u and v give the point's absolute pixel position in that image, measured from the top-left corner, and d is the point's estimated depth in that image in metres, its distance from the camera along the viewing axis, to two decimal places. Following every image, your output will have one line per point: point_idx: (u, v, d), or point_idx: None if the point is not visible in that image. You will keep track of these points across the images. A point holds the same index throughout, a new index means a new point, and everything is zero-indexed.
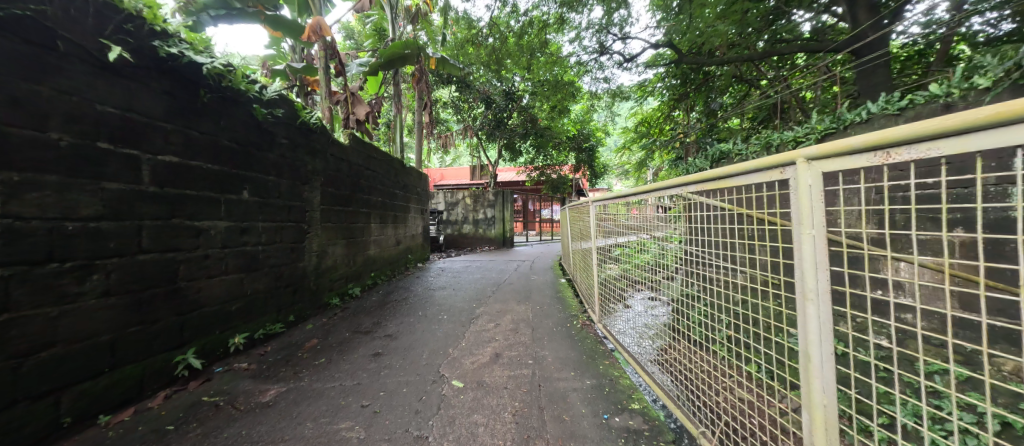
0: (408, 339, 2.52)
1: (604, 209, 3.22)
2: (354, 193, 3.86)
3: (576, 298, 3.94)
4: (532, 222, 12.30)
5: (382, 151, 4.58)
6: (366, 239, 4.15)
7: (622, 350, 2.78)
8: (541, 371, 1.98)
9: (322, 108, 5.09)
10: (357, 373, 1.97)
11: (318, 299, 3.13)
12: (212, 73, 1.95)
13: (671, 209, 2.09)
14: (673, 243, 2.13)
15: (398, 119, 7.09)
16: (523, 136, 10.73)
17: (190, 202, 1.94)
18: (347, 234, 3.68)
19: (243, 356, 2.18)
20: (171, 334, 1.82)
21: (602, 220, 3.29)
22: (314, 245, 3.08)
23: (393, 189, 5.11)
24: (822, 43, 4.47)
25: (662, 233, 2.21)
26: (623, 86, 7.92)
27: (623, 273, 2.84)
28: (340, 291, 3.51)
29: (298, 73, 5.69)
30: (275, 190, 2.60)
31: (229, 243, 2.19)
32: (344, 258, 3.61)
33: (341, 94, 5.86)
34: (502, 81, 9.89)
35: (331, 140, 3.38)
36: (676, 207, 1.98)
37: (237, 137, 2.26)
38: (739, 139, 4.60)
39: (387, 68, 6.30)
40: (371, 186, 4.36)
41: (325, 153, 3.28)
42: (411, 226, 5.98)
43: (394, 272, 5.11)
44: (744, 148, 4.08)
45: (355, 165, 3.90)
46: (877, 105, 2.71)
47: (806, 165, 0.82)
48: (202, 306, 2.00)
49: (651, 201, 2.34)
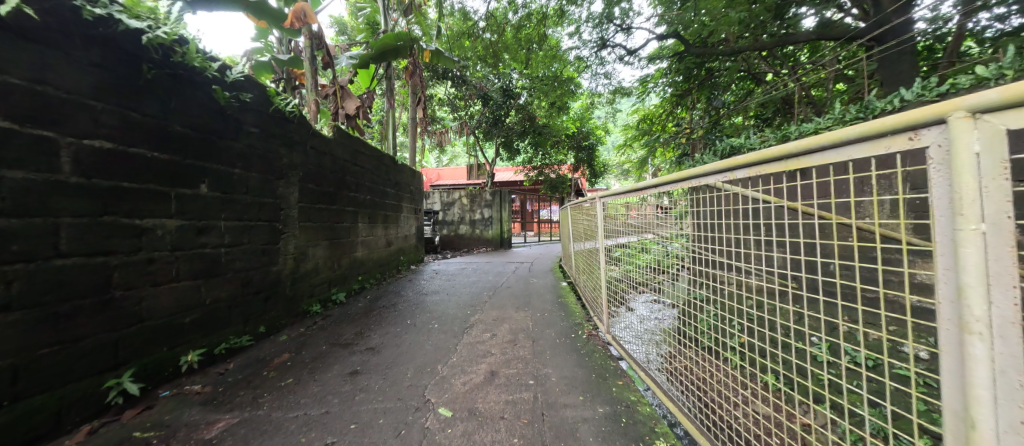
0: (392, 354, 2.22)
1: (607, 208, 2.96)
2: (339, 190, 3.56)
3: (579, 303, 3.66)
4: (530, 222, 12.01)
5: (370, 146, 4.28)
6: (352, 239, 3.86)
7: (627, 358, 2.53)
8: (544, 394, 1.68)
9: (309, 101, 4.79)
10: (327, 399, 1.67)
11: (296, 306, 2.82)
12: (153, 43, 1.66)
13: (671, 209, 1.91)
14: (675, 243, 1.94)
15: (391, 115, 6.80)
16: (521, 135, 10.46)
17: (130, 196, 1.64)
18: (330, 235, 3.38)
19: (198, 377, 1.88)
20: (103, 354, 1.53)
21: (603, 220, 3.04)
22: (290, 247, 2.78)
23: (383, 187, 4.82)
24: (837, 32, 4.22)
25: (662, 233, 2.01)
26: (625, 82, 7.67)
27: (623, 275, 2.59)
28: (321, 297, 3.21)
29: (284, 65, 5.39)
30: (242, 185, 2.31)
31: (182, 245, 1.89)
32: (326, 261, 3.31)
33: (329, 87, 5.55)
34: (499, 77, 9.60)
35: (312, 131, 3.09)
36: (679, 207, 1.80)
37: (193, 122, 1.96)
38: (751, 134, 4.33)
39: (379, 61, 6.01)
40: (359, 183, 4.06)
41: (304, 146, 2.98)
42: (403, 227, 5.67)
43: (385, 275, 4.81)
44: (758, 142, 3.81)
45: (340, 160, 3.60)
46: (913, 91, 2.44)
47: (972, 123, 0.55)
48: (145, 320, 1.70)
49: (648, 199, 2.16)
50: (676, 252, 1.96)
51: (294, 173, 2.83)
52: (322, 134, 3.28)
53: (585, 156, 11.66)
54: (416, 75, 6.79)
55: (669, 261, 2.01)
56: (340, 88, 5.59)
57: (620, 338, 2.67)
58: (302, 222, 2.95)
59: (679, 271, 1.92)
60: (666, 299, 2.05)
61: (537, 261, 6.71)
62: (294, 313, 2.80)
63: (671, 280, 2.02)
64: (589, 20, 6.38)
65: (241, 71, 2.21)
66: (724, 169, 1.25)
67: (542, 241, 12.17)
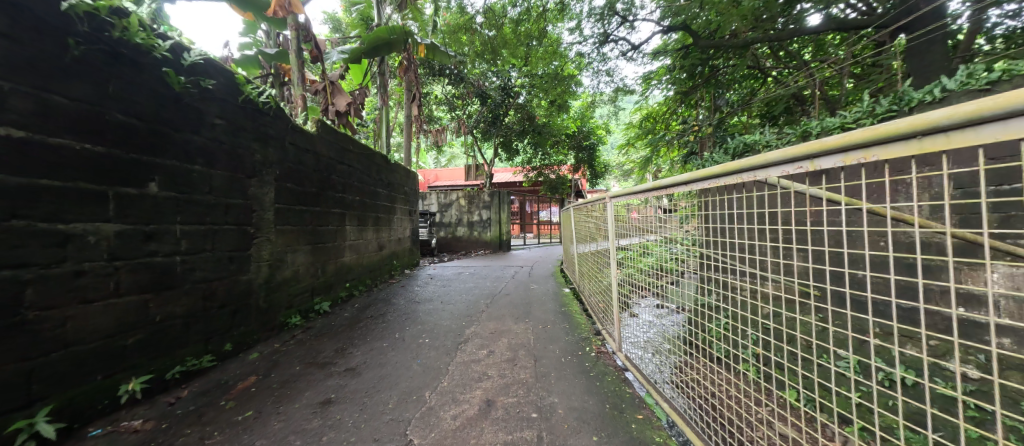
0: (374, 376, 1.95)
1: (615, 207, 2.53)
2: (323, 191, 3.28)
3: (583, 313, 3.39)
4: (529, 224, 11.70)
5: (360, 144, 4.01)
6: (340, 243, 3.61)
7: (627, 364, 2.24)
8: (549, 434, 1.41)
9: (296, 96, 4.53)
10: (287, 440, 1.39)
11: (271, 319, 2.54)
12: (76, 10, 1.43)
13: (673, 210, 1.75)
14: (677, 246, 1.78)
15: (385, 113, 6.52)
16: (520, 134, 10.19)
17: (48, 198, 1.38)
18: (313, 239, 3.12)
19: (143, 409, 1.60)
20: (10, 389, 1.26)
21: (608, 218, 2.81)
22: (265, 251, 2.51)
23: (375, 188, 4.55)
24: (857, 21, 3.95)
25: (664, 235, 1.84)
26: (627, 79, 7.40)
27: (625, 278, 2.32)
28: (302, 307, 2.93)
29: (272, 60, 5.13)
30: (204, 183, 2.03)
31: (125, 253, 1.62)
32: (309, 267, 3.05)
33: (319, 83, 5.28)
34: (497, 75, 9.32)
35: (292, 125, 2.82)
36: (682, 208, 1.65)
37: (141, 112, 1.70)
38: (765, 131, 4.05)
39: (372, 56, 5.73)
40: (347, 182, 3.79)
41: (281, 141, 2.70)
42: (397, 229, 5.39)
43: (377, 281, 4.53)
44: (775, 138, 3.54)
45: (325, 158, 3.33)
46: (959, 78, 2.18)
47: None
48: (71, 345, 1.42)
49: (649, 201, 1.97)
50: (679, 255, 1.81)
51: (269, 171, 2.56)
52: (303, 128, 3.00)
53: (586, 156, 11.38)
54: (411, 71, 6.50)
55: (670, 265, 1.85)
56: (330, 83, 5.33)
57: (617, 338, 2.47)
58: (280, 225, 2.67)
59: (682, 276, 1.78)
60: (670, 302, 1.87)
61: (538, 264, 6.41)
62: (269, 326, 2.52)
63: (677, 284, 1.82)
64: (590, 15, 6.11)
65: (200, 53, 1.96)
66: (799, 157, 1.08)
67: (543, 243, 11.87)
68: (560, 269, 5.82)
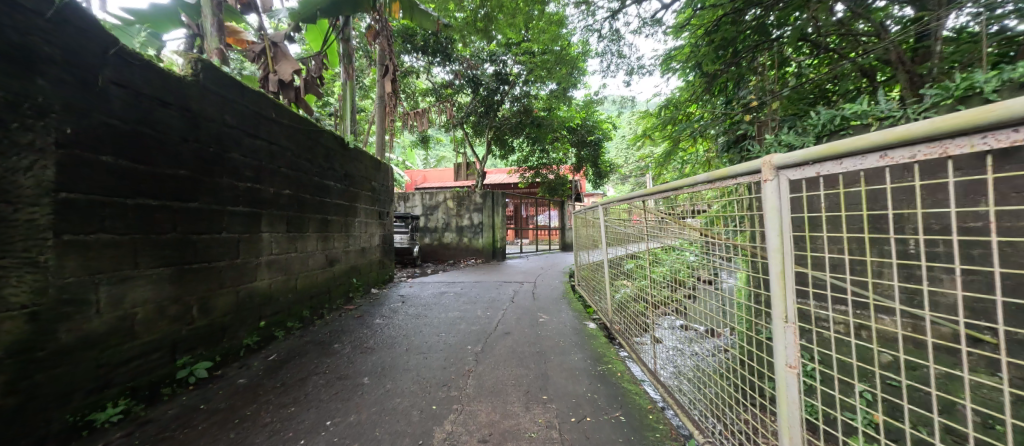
0: None
1: (709, 199, 1.41)
2: (206, 177, 1.98)
3: (635, 375, 2.10)
4: (525, 230, 9.82)
5: (290, 112, 2.72)
6: (250, 261, 2.32)
7: (693, 430, 1.49)
8: None
9: (210, 50, 3.30)
10: None
11: (31, 427, 1.25)
12: None
13: (701, 213, 1.48)
14: (690, 255, 1.59)
15: (350, 91, 5.20)
16: (516, 128, 8.95)
17: None
18: (182, 257, 1.84)
19: None
20: None
21: (645, 217, 2.09)
22: (20, 294, 1.24)
23: (324, 180, 3.30)
24: None
25: (678, 242, 1.66)
26: (643, 60, 6.30)
27: (676, 303, 1.73)
28: (142, 383, 1.62)
29: (193, 14, 3.86)
30: None
31: None
32: (166, 307, 1.75)
33: (258, 44, 4.01)
34: (491, 60, 8.12)
35: (117, 49, 1.54)
36: (710, 212, 1.43)
37: None
38: (874, 100, 2.82)
39: (331, 14, 4.31)
40: (268, 166, 2.50)
41: (81, 74, 1.42)
42: (360, 236, 4.12)
43: (323, 311, 3.22)
44: (909, 103, 2.33)
45: (211, 121, 2.02)
46: None
47: None
48: None
49: (817, 170, 0.83)
50: (712, 266, 1.42)
51: (35, 127, 1.28)
52: (155, 62, 1.72)
53: (589, 152, 10.16)
54: (382, 36, 5.18)
55: (682, 276, 1.66)
56: (273, 45, 4.07)
57: (697, 418, 1.54)
58: (87, 237, 1.42)
59: (693, 289, 1.57)
60: (697, 326, 1.57)
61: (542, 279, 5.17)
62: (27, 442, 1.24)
63: (690, 298, 1.59)
64: None
65: None
66: None
67: (541, 249, 10.47)
68: (571, 288, 4.54)
